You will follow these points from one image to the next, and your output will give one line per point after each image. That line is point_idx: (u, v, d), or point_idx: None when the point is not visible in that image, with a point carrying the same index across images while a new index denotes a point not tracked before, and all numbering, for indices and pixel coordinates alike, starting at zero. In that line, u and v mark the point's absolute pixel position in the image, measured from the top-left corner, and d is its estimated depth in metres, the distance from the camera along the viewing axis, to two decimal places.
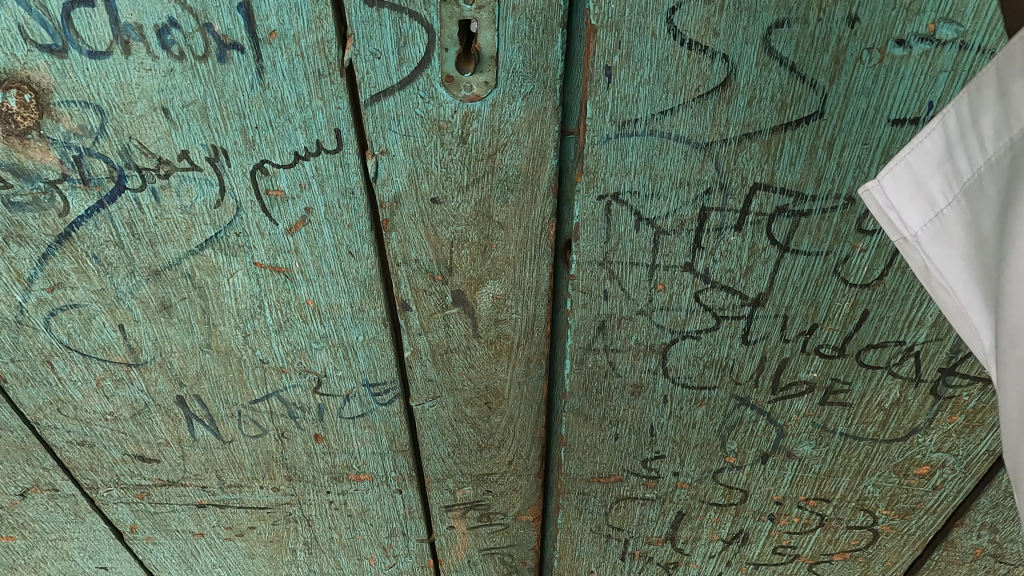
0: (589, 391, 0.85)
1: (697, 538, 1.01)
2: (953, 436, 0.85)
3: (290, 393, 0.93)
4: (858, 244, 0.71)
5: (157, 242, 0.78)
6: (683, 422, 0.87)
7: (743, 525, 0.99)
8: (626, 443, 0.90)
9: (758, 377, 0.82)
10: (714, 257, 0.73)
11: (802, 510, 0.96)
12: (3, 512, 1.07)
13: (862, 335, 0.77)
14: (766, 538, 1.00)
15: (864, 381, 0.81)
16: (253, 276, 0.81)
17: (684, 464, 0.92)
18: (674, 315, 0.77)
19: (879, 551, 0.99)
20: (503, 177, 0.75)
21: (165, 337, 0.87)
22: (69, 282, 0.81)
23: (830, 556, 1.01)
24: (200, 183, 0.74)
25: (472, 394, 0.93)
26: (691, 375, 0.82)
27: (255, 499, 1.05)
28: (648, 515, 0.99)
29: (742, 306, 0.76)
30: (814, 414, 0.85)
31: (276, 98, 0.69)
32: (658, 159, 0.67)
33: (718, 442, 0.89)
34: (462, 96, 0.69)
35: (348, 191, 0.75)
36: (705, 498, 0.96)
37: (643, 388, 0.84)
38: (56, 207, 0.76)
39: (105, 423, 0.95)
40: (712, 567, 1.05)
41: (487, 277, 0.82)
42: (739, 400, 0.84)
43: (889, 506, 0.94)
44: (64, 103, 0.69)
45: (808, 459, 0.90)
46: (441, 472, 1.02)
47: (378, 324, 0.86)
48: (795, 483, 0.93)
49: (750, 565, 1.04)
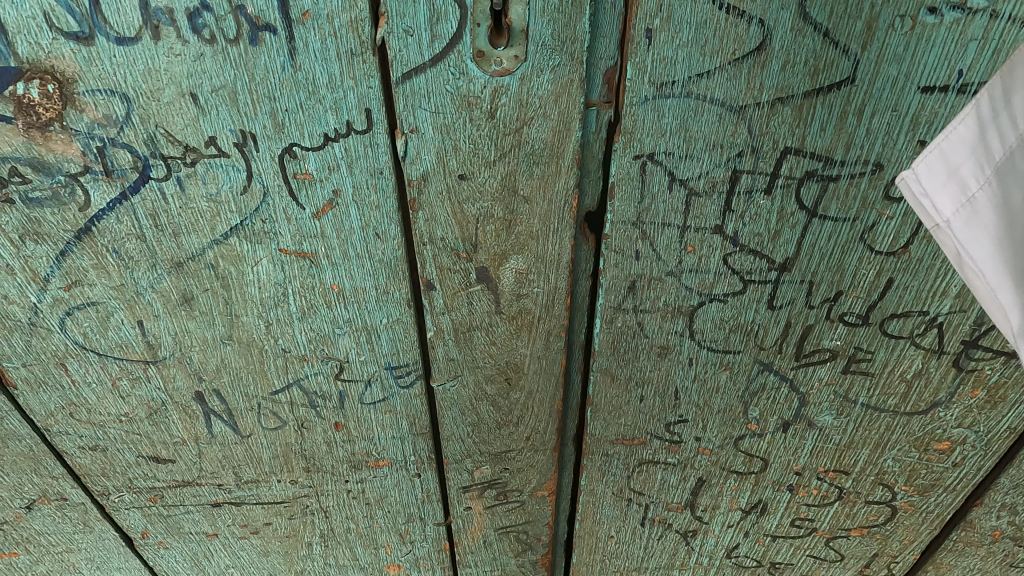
0: (617, 350, 0.90)
1: (716, 506, 1.06)
2: (974, 411, 0.90)
3: (311, 381, 0.92)
4: (885, 211, 0.75)
5: (180, 233, 0.78)
6: (707, 386, 0.91)
7: (763, 495, 1.03)
8: (651, 405, 0.94)
9: (782, 343, 0.86)
10: (743, 220, 0.77)
11: (821, 481, 1.00)
12: (6, 528, 1.04)
13: (886, 304, 0.81)
14: (785, 509, 1.04)
15: (887, 350, 0.85)
16: (278, 262, 0.81)
17: (706, 429, 0.96)
18: (703, 278, 0.81)
19: (896, 529, 1.04)
20: (529, 151, 0.76)
21: (185, 332, 0.86)
22: (87, 279, 0.80)
23: (847, 531, 1.05)
24: (226, 170, 0.74)
25: (492, 371, 0.94)
26: (716, 339, 0.87)
27: (272, 494, 1.04)
28: (669, 481, 1.04)
29: (769, 271, 0.80)
30: (837, 383, 0.89)
31: (307, 79, 0.69)
32: (694, 120, 0.71)
33: (741, 408, 0.93)
34: (492, 71, 0.71)
35: (377, 171, 0.76)
36: (726, 465, 1.00)
37: (669, 349, 0.88)
38: (76, 201, 0.74)
39: (119, 426, 0.94)
40: (730, 537, 1.10)
41: (511, 252, 0.83)
42: (762, 365, 0.88)
43: (909, 482, 0.98)
44: (89, 92, 0.68)
45: (829, 429, 0.94)
46: (459, 453, 1.03)
47: (401, 305, 0.86)
48: (816, 453, 0.97)
49: (767, 537, 1.08)
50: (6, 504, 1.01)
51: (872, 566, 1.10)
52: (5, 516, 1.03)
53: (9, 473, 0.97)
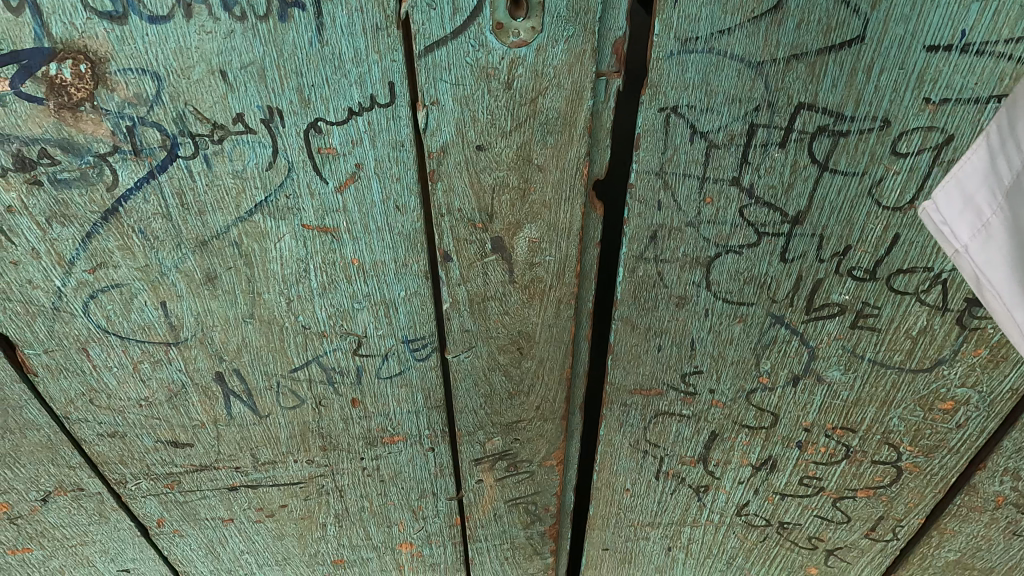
0: (637, 300, 0.91)
1: (728, 462, 1.10)
2: (977, 370, 0.94)
3: (330, 357, 0.94)
4: (892, 166, 0.78)
5: (206, 211, 0.79)
6: (721, 337, 0.94)
7: (772, 452, 1.08)
8: (667, 355, 0.97)
9: (794, 296, 0.89)
10: (759, 172, 0.80)
11: (829, 439, 1.06)
12: (21, 522, 1.04)
13: (892, 259, 0.85)
14: (794, 467, 1.10)
15: (893, 306, 0.89)
16: (301, 238, 0.83)
17: (720, 380, 0.99)
18: (720, 230, 0.84)
19: (902, 491, 1.11)
20: (544, 120, 0.79)
21: (207, 312, 0.87)
22: (113, 260, 0.81)
23: (853, 491, 1.12)
24: (252, 146, 0.76)
25: (504, 340, 0.97)
26: (731, 291, 0.90)
27: (288, 474, 1.06)
28: (684, 432, 1.07)
29: (782, 224, 0.83)
30: (845, 337, 0.93)
31: (333, 54, 0.71)
32: (715, 75, 0.73)
33: (753, 361, 0.97)
34: (510, 42, 0.73)
35: (398, 143, 0.78)
36: (738, 419, 1.04)
37: (687, 300, 0.91)
38: (104, 182, 0.75)
39: (139, 410, 0.95)
40: (740, 493, 1.15)
41: (524, 221, 0.87)
42: (775, 318, 0.92)
43: (914, 444, 1.04)
44: (121, 71, 0.69)
45: (837, 384, 0.98)
46: (472, 425, 1.06)
47: (420, 277, 0.89)
48: (824, 410, 1.02)
49: (776, 495, 1.14)
50: (22, 497, 1.01)
51: (878, 529, 1.16)
52: (20, 510, 1.03)
53: (26, 465, 0.97)
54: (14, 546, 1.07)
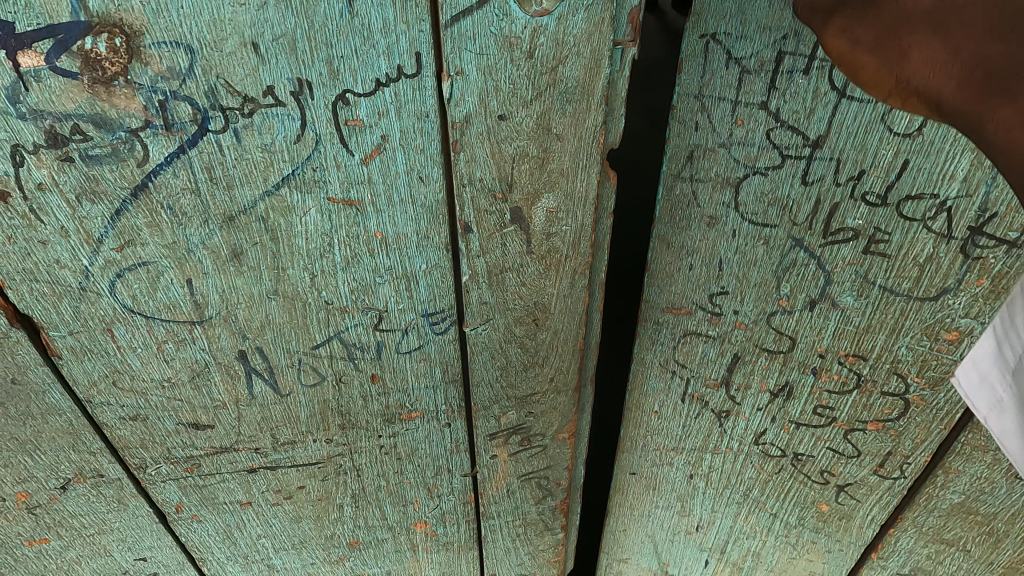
0: (673, 218, 0.97)
1: (748, 387, 1.14)
2: (981, 300, 0.93)
3: (351, 333, 0.96)
4: None
5: (234, 185, 0.80)
6: (747, 259, 0.97)
7: (789, 378, 1.10)
8: (698, 274, 1.01)
9: (813, 220, 0.91)
10: (784, 98, 0.81)
11: (841, 366, 1.06)
12: (41, 511, 1.05)
13: (901, 185, 0.85)
14: (808, 395, 1.12)
15: (902, 232, 0.89)
16: (326, 212, 0.85)
17: (744, 302, 1.02)
18: (748, 151, 0.87)
19: (909, 425, 1.11)
20: (563, 89, 0.82)
21: (233, 288, 0.88)
22: (141, 237, 0.82)
23: (864, 423, 1.13)
24: (282, 119, 0.77)
25: (521, 312, 1.00)
26: (757, 212, 0.92)
27: (307, 454, 1.07)
28: (709, 354, 1.11)
29: (803, 147, 0.85)
30: (858, 263, 0.94)
31: (363, 25, 0.73)
32: (750, 7, 0.76)
33: (773, 283, 0.99)
34: (532, 11, 0.76)
35: (423, 114, 0.80)
36: (758, 342, 1.07)
37: (718, 219, 0.95)
38: (135, 157, 0.76)
39: (162, 392, 0.95)
40: (759, 421, 1.19)
41: (543, 190, 0.89)
42: (795, 241, 0.94)
43: (920, 374, 1.04)
44: (156, 44, 0.70)
45: (849, 310, 0.99)
46: (488, 399, 1.08)
47: (441, 249, 0.91)
48: (837, 335, 1.02)
49: (792, 424, 1.17)
50: (42, 486, 1.01)
51: (887, 465, 1.17)
52: (40, 499, 1.03)
53: (47, 452, 0.97)
54: (32, 538, 1.08)
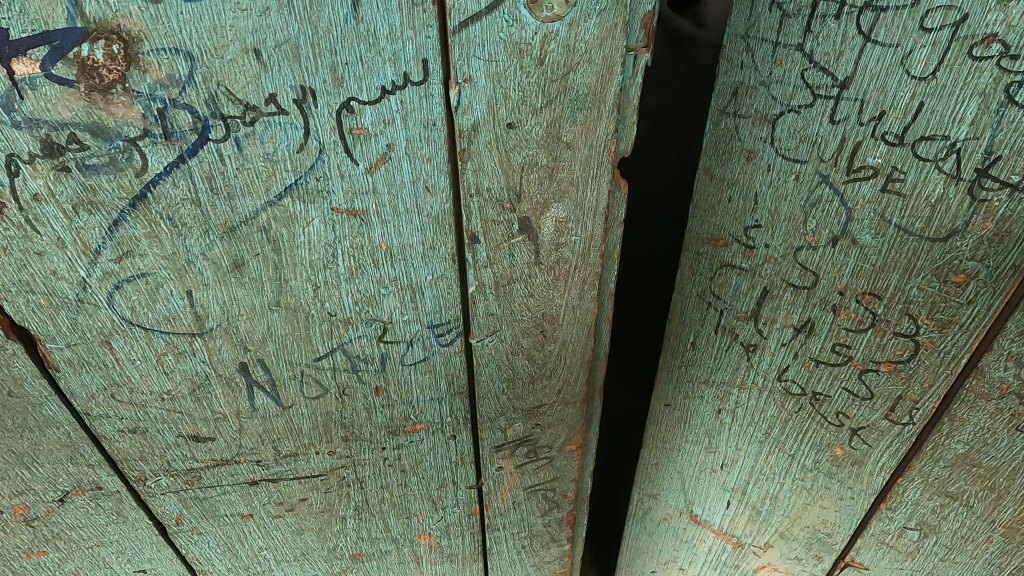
0: (717, 150, 0.99)
1: (774, 321, 1.10)
2: (985, 245, 0.89)
3: (354, 345, 0.93)
4: (920, 40, 0.78)
5: (235, 195, 0.78)
6: (779, 194, 0.97)
7: (811, 314, 1.06)
8: (736, 207, 1.01)
9: (838, 157, 0.90)
10: (817, 40, 0.83)
11: (858, 305, 1.01)
12: (38, 524, 1.03)
13: (917, 126, 0.83)
14: (828, 333, 1.07)
15: (916, 172, 0.86)
16: (329, 222, 0.82)
17: (774, 237, 1.01)
18: (785, 90, 0.88)
19: (918, 369, 1.04)
20: (573, 97, 0.80)
21: (234, 300, 0.86)
22: (139, 249, 0.80)
23: (877, 364, 1.07)
24: (285, 128, 0.75)
25: (528, 324, 0.97)
26: (789, 148, 0.92)
27: (310, 466, 1.05)
28: (742, 288, 1.09)
29: (832, 88, 0.85)
30: (876, 203, 0.91)
31: (368, 32, 0.71)
32: None
33: (801, 219, 0.97)
34: (543, 17, 0.73)
35: (429, 122, 0.78)
36: (785, 277, 1.04)
37: (756, 155, 0.96)
38: (133, 166, 0.74)
39: (161, 405, 0.93)
40: (782, 357, 1.13)
41: (552, 201, 0.87)
42: (822, 177, 0.92)
43: (929, 315, 0.98)
44: (154, 51, 0.68)
45: (867, 249, 0.95)
46: (494, 411, 1.06)
47: (447, 260, 0.89)
48: (856, 274, 0.98)
49: (812, 362, 1.11)
50: (39, 499, 0.99)
51: (897, 410, 1.10)
52: (37, 512, 1.01)
53: (44, 465, 0.95)
54: (30, 550, 1.06)
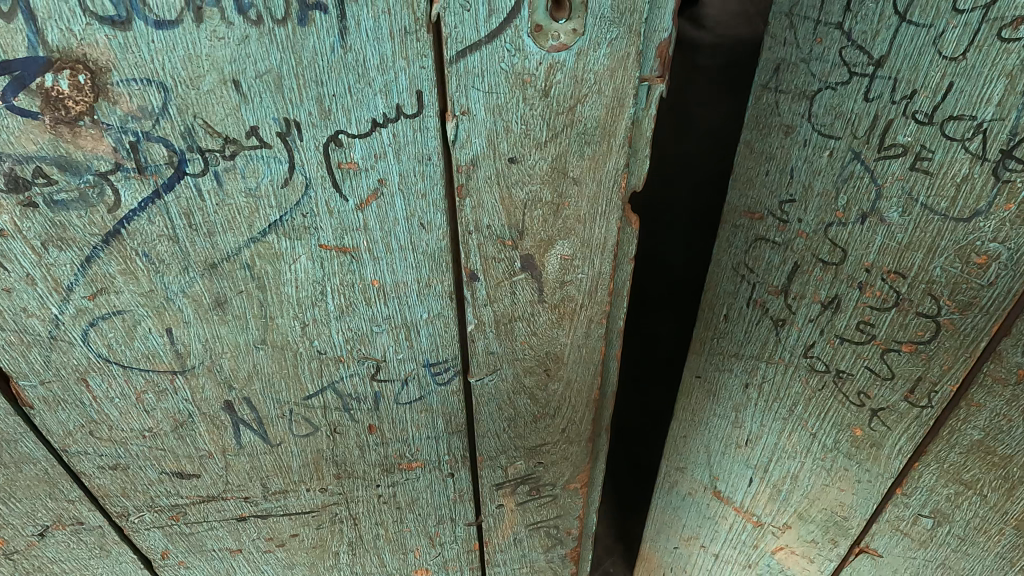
0: (758, 124, 1.00)
1: (803, 296, 1.06)
2: (1008, 226, 0.83)
3: (346, 383, 0.88)
4: (952, 21, 0.76)
5: (216, 231, 0.73)
6: (814, 168, 0.96)
7: (838, 291, 1.01)
8: (773, 180, 1.02)
9: (869, 135, 0.88)
10: (856, 19, 0.84)
11: (883, 285, 0.96)
12: (18, 558, 0.98)
13: (946, 106, 0.80)
14: (852, 310, 1.01)
15: (943, 152, 0.83)
16: (317, 259, 0.77)
17: (807, 212, 1.00)
18: (824, 66, 0.90)
19: (939, 352, 0.96)
20: (581, 130, 0.73)
21: (216, 337, 0.81)
22: (114, 286, 0.75)
23: (899, 345, 0.99)
24: (268, 162, 0.70)
25: (532, 363, 0.92)
26: (825, 123, 0.93)
27: (300, 504, 1.00)
28: (775, 262, 1.07)
29: (867, 65, 0.85)
30: (904, 181, 0.88)
31: (357, 62, 0.65)
32: None
33: (832, 195, 0.96)
34: (549, 46, 0.67)
35: (424, 157, 0.72)
36: (815, 252, 1.01)
37: (794, 130, 0.97)
38: (105, 202, 0.69)
39: (142, 442, 0.88)
40: (808, 333, 1.08)
41: (557, 238, 0.81)
42: (854, 154, 0.91)
43: (950, 296, 0.91)
44: (125, 82, 0.63)
45: (893, 227, 0.91)
46: (494, 449, 1.00)
47: (444, 298, 0.83)
48: (882, 251, 0.94)
49: (836, 339, 1.05)
50: (18, 533, 0.95)
51: (916, 392, 1.01)
52: (16, 546, 0.97)
53: (21, 500, 0.91)
54: None
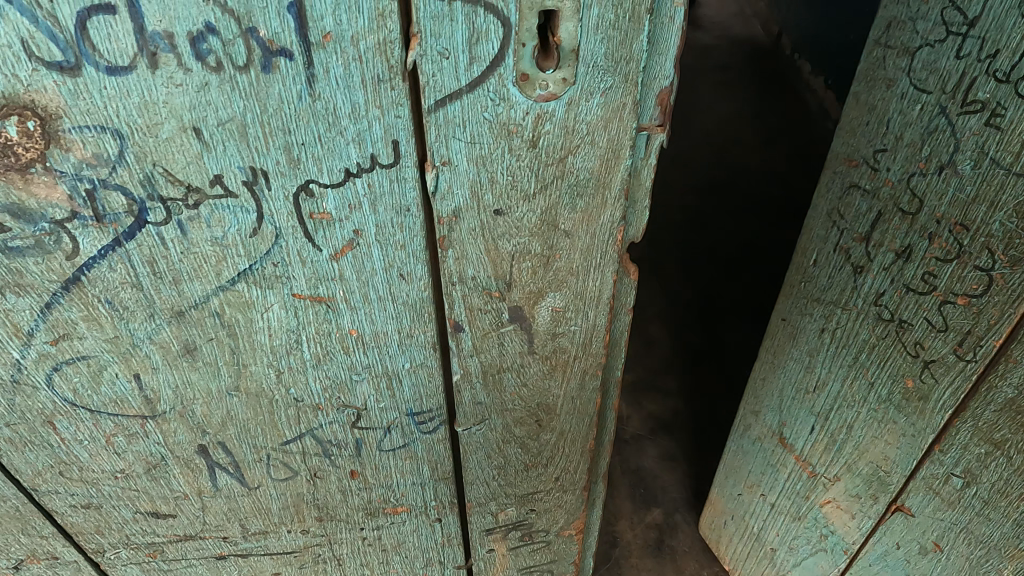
0: (867, 77, 1.05)
1: (881, 245, 1.07)
2: None
3: (325, 430, 0.84)
4: None
5: (182, 279, 0.69)
6: (906, 120, 0.99)
7: (911, 240, 1.01)
8: (871, 130, 1.06)
9: (955, 90, 0.91)
10: None
11: (948, 236, 0.95)
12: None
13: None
14: (920, 261, 1.00)
15: (1017, 108, 0.84)
16: (291, 308, 0.73)
17: (895, 160, 1.02)
18: (927, 25, 0.94)
19: (989, 308, 0.92)
20: (573, 182, 0.68)
21: (187, 384, 0.77)
22: (77, 332, 0.71)
23: (955, 298, 0.96)
24: (234, 211, 0.65)
25: (523, 413, 0.87)
26: (920, 79, 0.96)
27: (282, 544, 0.97)
28: (862, 209, 1.10)
29: (963, 26, 0.89)
30: (980, 136, 0.89)
31: (327, 110, 0.61)
32: None
33: (918, 145, 0.98)
34: (536, 96, 0.62)
35: (403, 208, 0.67)
36: (897, 202, 1.03)
37: (894, 84, 1.00)
38: (62, 249, 0.65)
39: (115, 482, 0.85)
40: (879, 282, 1.08)
41: (548, 290, 0.76)
42: (942, 109, 0.93)
43: (1005, 250, 0.88)
44: (77, 129, 0.59)
45: (964, 180, 0.91)
46: (483, 496, 0.96)
47: (427, 349, 0.79)
48: (952, 202, 0.94)
49: (903, 288, 1.04)
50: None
51: (964, 346, 0.97)
52: None
53: None
54: None
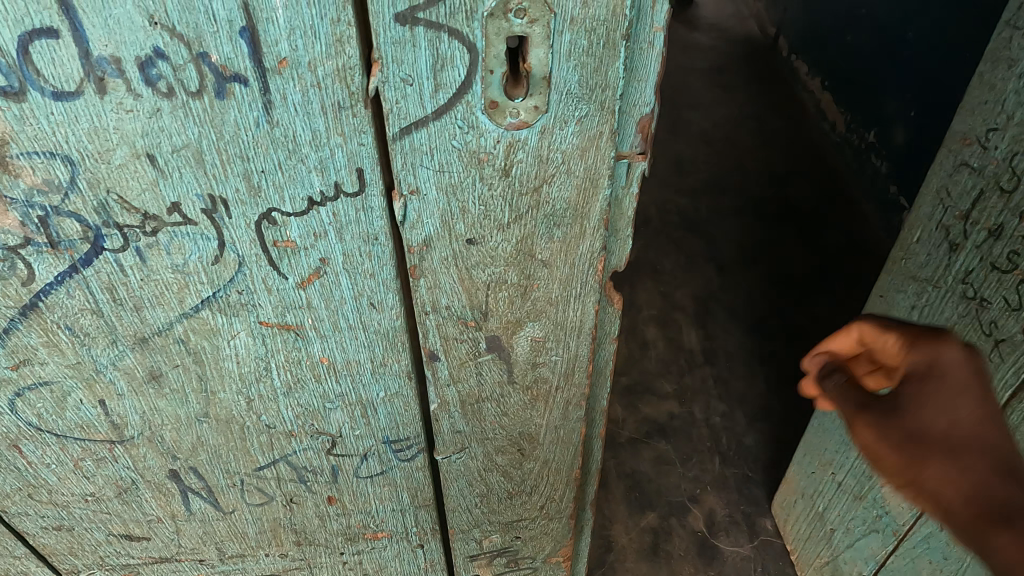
0: (994, 56, 1.02)
1: (979, 224, 1.03)
2: None
3: (299, 457, 0.82)
4: None
5: (143, 306, 0.67)
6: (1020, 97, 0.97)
7: (1007, 218, 0.98)
8: (988, 106, 1.03)
9: None
10: None
11: None
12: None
13: None
14: (1011, 238, 0.97)
15: None
16: (258, 336, 0.70)
17: (1006, 138, 0.99)
18: None
19: None
20: (550, 211, 0.65)
21: (154, 410, 0.75)
22: (38, 357, 0.69)
23: None
24: (195, 239, 0.63)
25: (504, 442, 0.84)
26: None
27: (260, 567, 0.95)
28: (970, 188, 1.05)
29: None
30: None
31: (286, 136, 0.58)
32: None
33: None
34: (507, 124, 0.59)
35: (371, 237, 0.65)
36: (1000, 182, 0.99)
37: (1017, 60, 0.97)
38: (18, 275, 0.63)
39: (85, 505, 0.83)
40: (968, 261, 1.05)
41: (526, 320, 0.72)
42: None
43: None
44: (25, 155, 0.56)
45: None
46: (466, 523, 0.93)
47: (402, 377, 0.76)
48: None
49: (989, 268, 1.01)
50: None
51: None
52: None
53: None
54: None
